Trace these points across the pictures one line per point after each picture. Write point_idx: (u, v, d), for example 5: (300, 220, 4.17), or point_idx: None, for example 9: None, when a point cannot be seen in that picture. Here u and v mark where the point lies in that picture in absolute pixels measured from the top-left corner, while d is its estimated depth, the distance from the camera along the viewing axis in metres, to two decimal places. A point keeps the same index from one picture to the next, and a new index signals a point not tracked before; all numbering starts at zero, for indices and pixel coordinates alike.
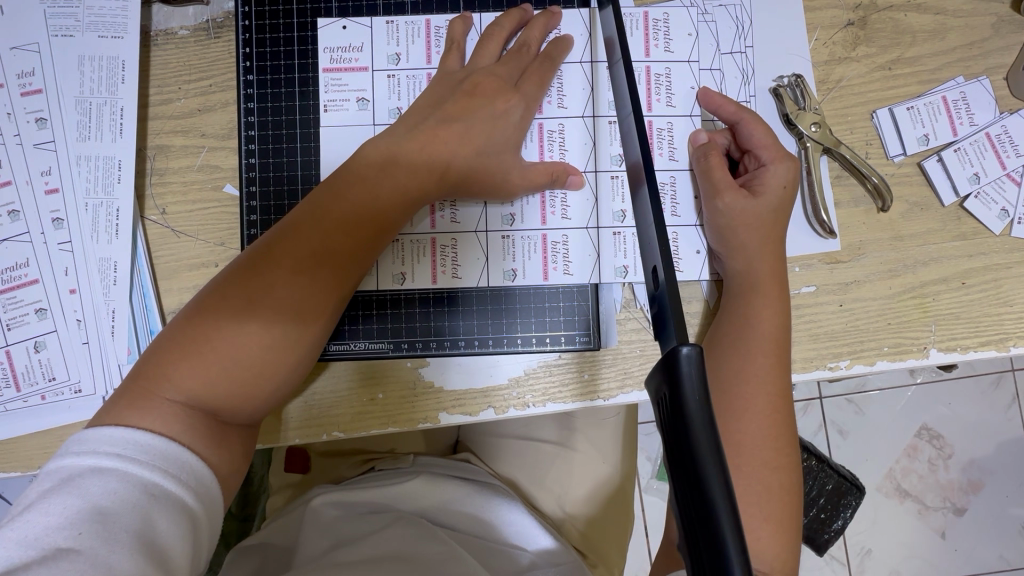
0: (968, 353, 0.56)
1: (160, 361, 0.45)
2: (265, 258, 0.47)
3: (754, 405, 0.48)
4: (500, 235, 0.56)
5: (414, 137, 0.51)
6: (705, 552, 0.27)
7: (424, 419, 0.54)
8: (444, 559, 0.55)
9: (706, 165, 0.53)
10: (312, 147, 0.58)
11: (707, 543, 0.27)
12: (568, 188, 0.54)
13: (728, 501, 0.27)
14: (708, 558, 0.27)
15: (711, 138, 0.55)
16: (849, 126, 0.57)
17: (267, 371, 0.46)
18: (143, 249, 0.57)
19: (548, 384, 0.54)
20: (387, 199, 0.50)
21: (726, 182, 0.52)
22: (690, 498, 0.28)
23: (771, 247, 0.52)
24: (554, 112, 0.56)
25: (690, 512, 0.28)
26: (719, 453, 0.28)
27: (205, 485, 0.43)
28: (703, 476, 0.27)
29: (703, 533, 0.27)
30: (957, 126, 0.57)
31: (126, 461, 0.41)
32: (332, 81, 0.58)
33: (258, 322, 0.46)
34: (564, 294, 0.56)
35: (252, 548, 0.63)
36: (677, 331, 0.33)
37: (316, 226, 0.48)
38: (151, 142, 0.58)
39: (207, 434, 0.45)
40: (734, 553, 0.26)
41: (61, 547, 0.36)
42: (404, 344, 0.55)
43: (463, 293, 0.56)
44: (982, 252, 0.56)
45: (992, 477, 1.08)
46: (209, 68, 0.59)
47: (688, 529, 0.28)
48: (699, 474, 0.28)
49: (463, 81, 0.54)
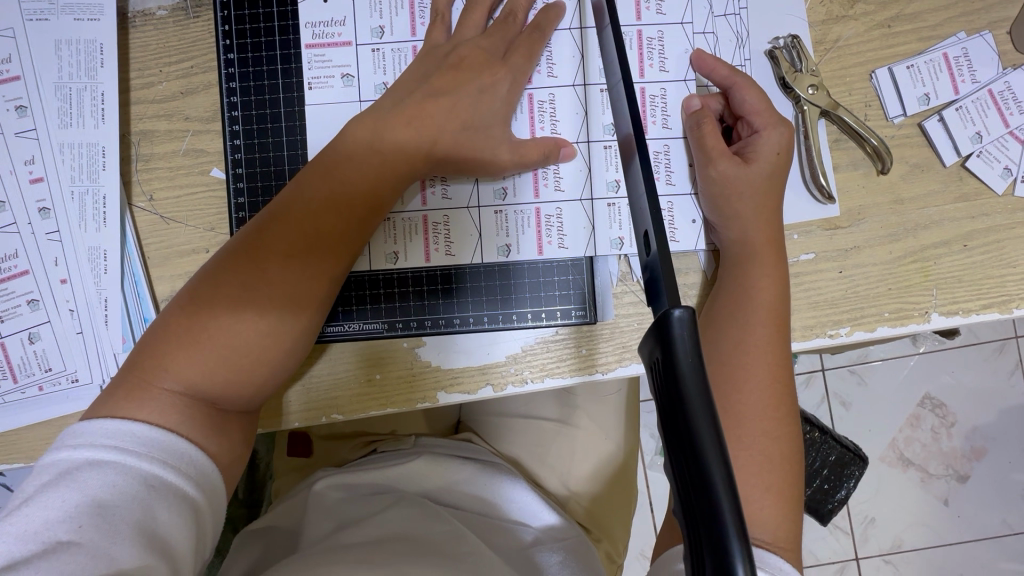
0: (970, 316, 0.55)
1: (156, 351, 0.45)
2: (255, 244, 0.47)
3: (754, 375, 0.48)
4: (493, 210, 0.55)
5: (400, 113, 0.50)
6: (700, 521, 0.26)
7: (423, 399, 0.54)
8: (447, 538, 0.55)
9: (699, 135, 0.52)
10: (297, 126, 0.57)
11: (702, 507, 0.26)
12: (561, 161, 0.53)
13: (722, 463, 0.27)
14: (704, 526, 0.26)
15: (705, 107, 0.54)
16: (847, 87, 0.56)
17: (264, 358, 0.46)
18: (133, 237, 0.56)
19: (546, 359, 0.54)
20: (376, 178, 0.49)
21: (719, 151, 0.51)
22: (684, 463, 0.27)
23: (769, 214, 0.51)
24: (544, 82, 0.55)
25: (685, 479, 0.27)
26: (714, 419, 0.27)
27: (205, 473, 0.43)
28: (698, 439, 0.27)
29: (698, 502, 0.26)
30: (959, 84, 0.56)
31: (122, 453, 0.40)
32: (314, 58, 0.56)
33: (252, 309, 0.45)
34: (558, 268, 0.55)
35: (257, 533, 0.63)
36: (669, 299, 0.32)
37: (305, 209, 0.47)
38: (135, 127, 0.57)
39: (206, 422, 0.44)
40: (731, 521, 0.25)
41: (61, 540, 0.37)
42: (398, 325, 0.55)
43: (456, 271, 0.55)
44: (984, 213, 0.55)
45: (995, 443, 1.09)
46: (190, 49, 0.57)
47: (683, 497, 0.28)
48: (695, 438, 0.27)
49: (449, 56, 0.52)
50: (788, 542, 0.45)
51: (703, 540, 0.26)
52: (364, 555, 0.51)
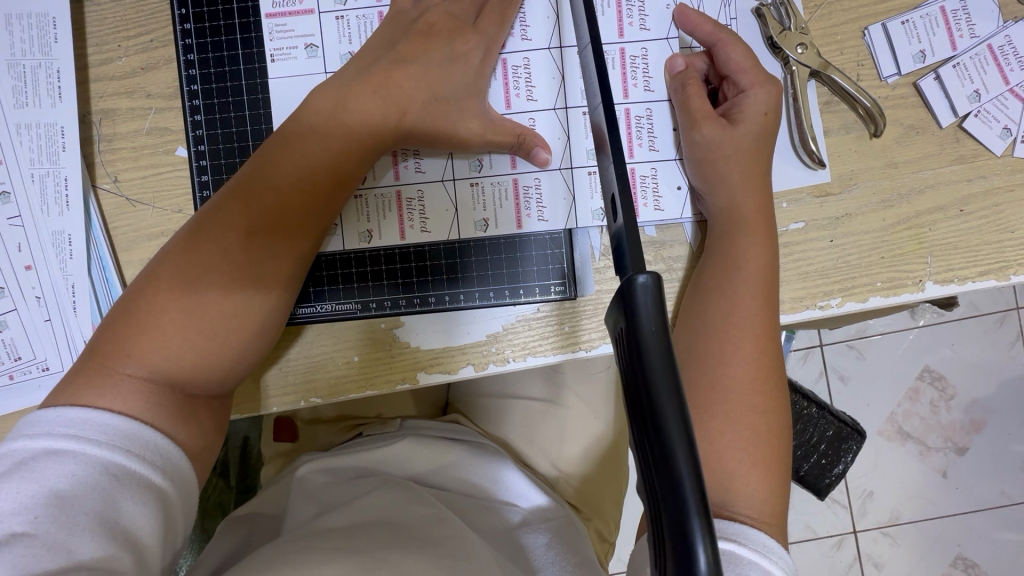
0: (966, 284, 0.53)
1: (117, 336, 0.43)
2: (215, 223, 0.45)
3: (739, 348, 0.46)
4: (469, 182, 0.52)
5: (365, 81, 0.47)
6: (661, 497, 0.25)
7: (403, 380, 0.53)
8: (432, 522, 0.55)
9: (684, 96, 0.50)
10: (260, 100, 0.54)
11: (664, 485, 0.25)
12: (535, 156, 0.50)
13: (685, 437, 0.25)
14: (665, 504, 0.25)
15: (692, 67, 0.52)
16: (839, 45, 0.53)
17: (230, 340, 0.45)
18: (98, 221, 0.54)
19: (527, 337, 0.53)
20: (341, 149, 0.46)
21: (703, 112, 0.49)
22: (646, 438, 0.26)
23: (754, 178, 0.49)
24: (517, 46, 0.52)
25: (647, 456, 0.26)
26: (678, 391, 0.26)
27: (173, 461, 0.42)
28: (659, 414, 0.25)
29: (659, 477, 0.25)
30: (957, 40, 0.53)
31: (80, 442, 0.39)
32: (276, 28, 0.54)
33: (215, 290, 0.44)
34: (536, 243, 0.53)
35: (241, 518, 0.62)
36: (633, 264, 0.30)
37: (267, 185, 0.45)
38: (95, 107, 0.55)
39: (173, 408, 0.43)
40: (694, 499, 0.24)
41: (17, 532, 0.36)
42: (372, 304, 0.53)
43: (432, 248, 0.53)
44: (982, 175, 0.53)
45: (994, 415, 1.07)
46: (148, 21, 0.55)
47: (644, 472, 0.26)
48: (657, 413, 0.26)
49: (415, 22, 0.50)
50: (775, 517, 0.44)
51: (664, 518, 0.25)
52: (344, 540, 0.50)
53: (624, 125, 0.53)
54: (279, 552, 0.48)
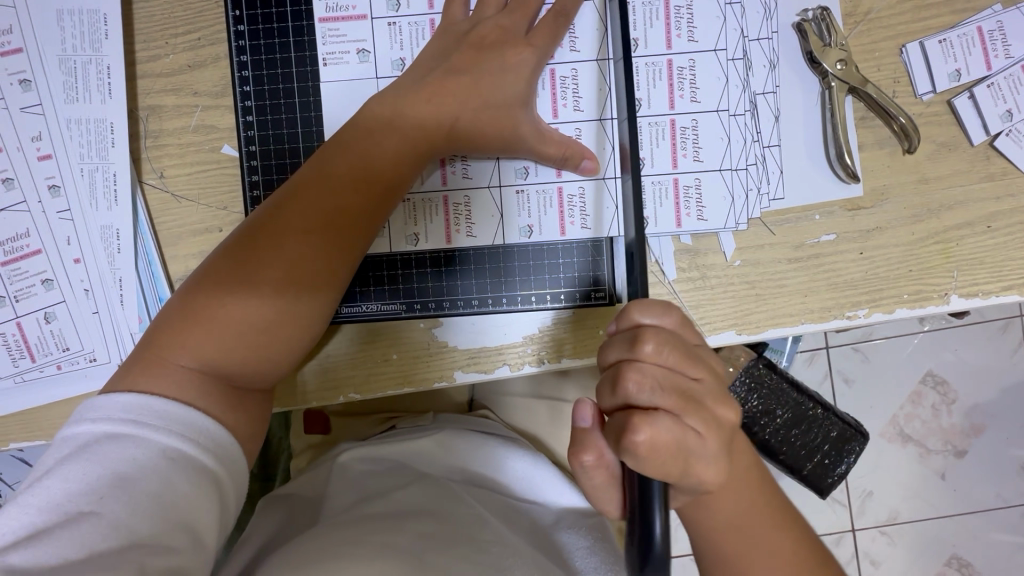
0: (988, 299, 0.55)
1: (172, 327, 0.45)
2: (270, 222, 0.46)
3: (752, 533, 0.45)
4: (514, 190, 0.53)
5: (420, 90, 0.49)
6: (636, 495, 0.40)
7: (439, 377, 0.54)
8: (473, 521, 0.58)
9: (611, 376, 0.42)
10: (310, 102, 0.55)
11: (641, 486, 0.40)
12: (581, 172, 0.52)
13: None
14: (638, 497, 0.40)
15: (598, 459, 0.44)
16: (876, 62, 0.54)
17: (280, 336, 0.46)
18: (145, 216, 0.55)
19: (561, 339, 0.54)
20: (393, 155, 0.48)
21: (621, 356, 0.42)
22: None
23: (706, 388, 0.42)
24: (566, 57, 0.52)
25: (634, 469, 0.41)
26: None
27: (224, 446, 0.43)
28: None
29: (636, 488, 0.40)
30: (991, 59, 0.54)
31: (139, 426, 0.41)
32: (328, 32, 0.55)
33: (267, 288, 0.45)
34: (577, 250, 0.54)
35: (279, 498, 0.65)
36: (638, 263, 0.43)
37: (322, 186, 0.47)
38: (143, 103, 0.55)
39: (223, 398, 0.45)
40: (658, 495, 0.40)
41: (82, 511, 0.38)
42: (415, 305, 0.54)
43: (473, 252, 0.54)
44: (1009, 193, 0.54)
45: (994, 420, 1.10)
46: (196, 20, 0.55)
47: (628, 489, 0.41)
48: None
49: (467, 35, 0.51)
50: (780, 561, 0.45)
51: (636, 505, 0.40)
52: (394, 537, 0.53)
53: (669, 136, 0.54)
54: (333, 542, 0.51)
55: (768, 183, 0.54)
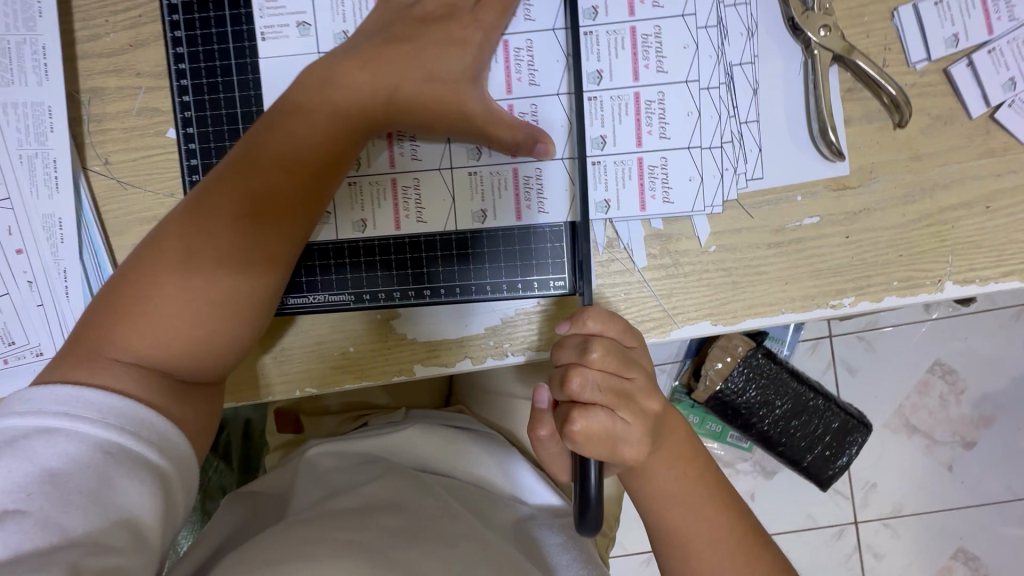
0: (986, 285, 0.51)
1: (102, 322, 0.42)
2: (202, 207, 0.43)
3: (687, 503, 0.47)
4: (466, 171, 0.50)
5: (354, 56, 0.46)
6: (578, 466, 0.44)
7: (399, 372, 0.52)
8: (441, 520, 0.56)
9: (559, 374, 0.44)
10: (249, 80, 0.52)
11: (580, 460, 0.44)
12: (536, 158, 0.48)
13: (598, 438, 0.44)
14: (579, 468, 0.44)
15: (551, 432, 0.49)
16: (864, 28, 0.50)
17: (219, 326, 0.43)
18: (89, 204, 0.53)
19: (526, 332, 0.51)
20: (330, 130, 0.45)
21: (570, 360, 0.44)
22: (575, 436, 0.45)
23: (640, 383, 0.45)
24: (520, 27, 0.49)
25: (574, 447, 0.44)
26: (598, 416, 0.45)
27: (170, 439, 0.41)
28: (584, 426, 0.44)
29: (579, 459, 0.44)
30: (994, 22, 0.49)
31: (75, 420, 0.38)
32: (266, 4, 0.51)
33: (202, 275, 0.42)
34: (534, 235, 0.50)
35: (244, 496, 0.64)
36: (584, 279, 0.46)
37: (256, 166, 0.44)
38: (83, 85, 0.53)
39: (163, 393, 0.42)
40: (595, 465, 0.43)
41: (9, 510, 0.35)
42: (365, 296, 0.51)
43: (426, 240, 0.51)
44: (1011, 170, 0.50)
45: (1004, 411, 1.05)
46: None
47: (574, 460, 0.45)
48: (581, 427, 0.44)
49: (411, 6, 0.48)
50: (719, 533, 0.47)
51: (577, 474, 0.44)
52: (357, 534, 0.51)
53: (633, 113, 0.50)
54: (289, 543, 0.49)
55: (745, 162, 0.50)
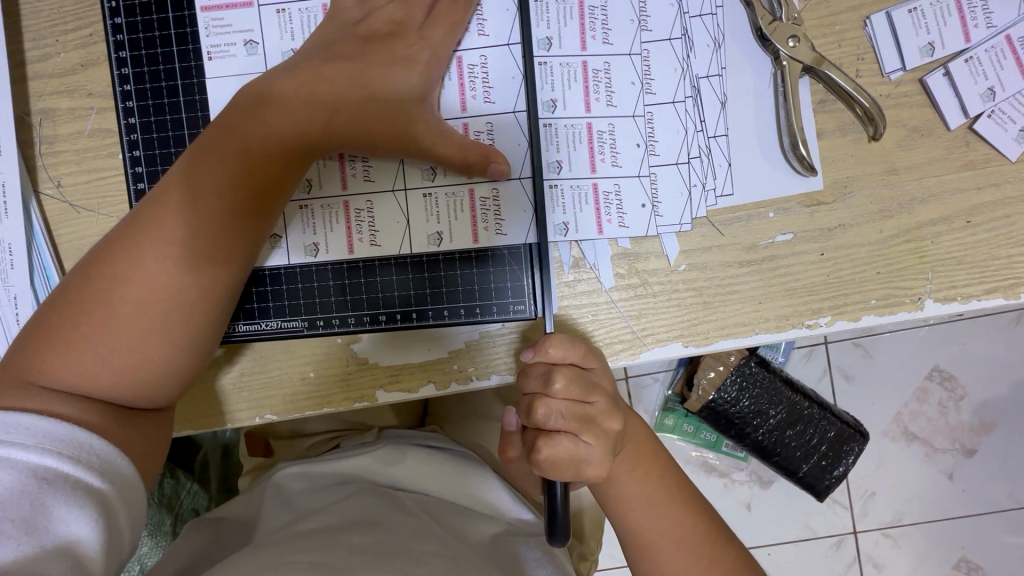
0: (969, 302, 0.48)
1: (30, 350, 0.41)
2: (132, 231, 0.42)
3: (651, 508, 0.46)
4: (421, 192, 0.48)
5: (293, 73, 0.44)
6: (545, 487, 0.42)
7: (360, 398, 0.50)
8: (409, 538, 0.54)
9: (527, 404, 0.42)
10: (197, 101, 0.51)
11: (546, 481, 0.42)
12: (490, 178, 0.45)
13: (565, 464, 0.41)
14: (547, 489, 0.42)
15: (519, 454, 0.49)
16: (836, 37, 0.48)
17: (154, 355, 0.42)
18: (41, 227, 0.51)
19: (491, 355, 0.49)
20: (268, 151, 0.43)
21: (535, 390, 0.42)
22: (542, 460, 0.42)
23: (603, 406, 0.42)
24: (473, 43, 0.47)
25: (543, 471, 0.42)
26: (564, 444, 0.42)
27: (113, 462, 0.39)
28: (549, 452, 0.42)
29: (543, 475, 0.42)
30: (970, 30, 0.47)
31: (6, 446, 0.36)
32: (212, 23, 0.50)
33: (132, 301, 0.41)
34: (492, 258, 0.49)
35: (207, 522, 0.62)
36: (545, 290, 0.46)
37: (189, 188, 0.42)
38: (34, 107, 0.51)
39: (102, 419, 0.40)
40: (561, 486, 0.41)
41: None
42: (319, 322, 0.49)
43: (381, 263, 0.49)
44: (991, 184, 0.48)
45: (1005, 418, 1.03)
46: (87, 15, 0.51)
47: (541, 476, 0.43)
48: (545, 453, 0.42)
49: (358, 26, 0.46)
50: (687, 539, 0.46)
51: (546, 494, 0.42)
52: (319, 555, 0.49)
53: (586, 142, 0.48)
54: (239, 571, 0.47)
55: (713, 178, 0.49)
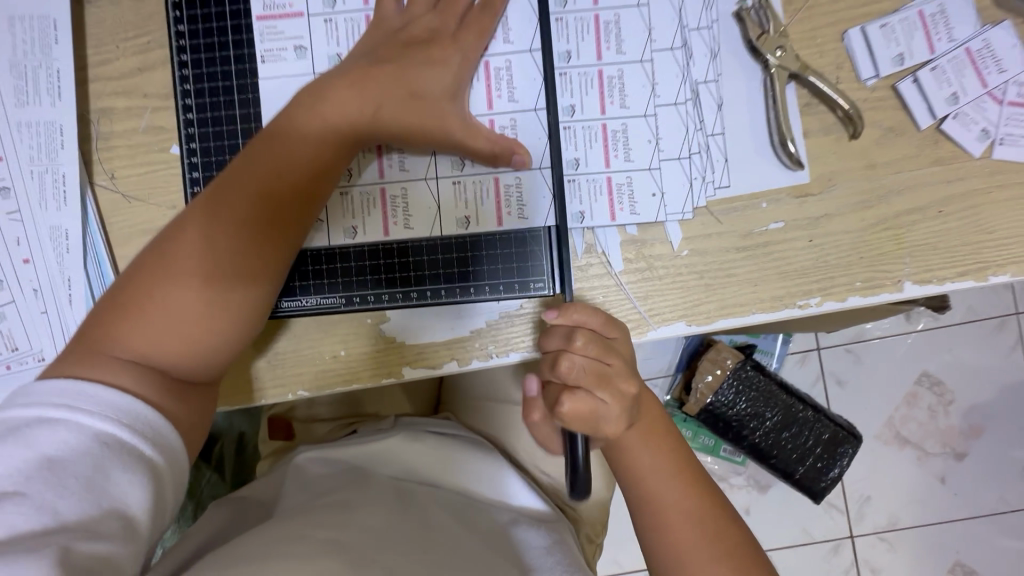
0: (944, 284, 0.54)
1: (101, 322, 0.45)
2: (198, 214, 0.46)
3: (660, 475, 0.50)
4: (451, 181, 0.53)
5: (342, 76, 0.50)
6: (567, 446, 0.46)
7: (388, 374, 0.54)
8: (419, 528, 0.57)
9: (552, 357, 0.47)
10: (250, 99, 0.56)
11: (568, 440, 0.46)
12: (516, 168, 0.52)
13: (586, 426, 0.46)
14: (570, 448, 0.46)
15: (543, 417, 0.51)
16: (818, 49, 0.54)
17: (211, 327, 0.46)
18: (94, 215, 0.56)
19: (510, 333, 0.54)
20: (318, 144, 0.48)
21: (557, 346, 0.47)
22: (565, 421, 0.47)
23: (620, 369, 0.47)
24: (500, 49, 0.53)
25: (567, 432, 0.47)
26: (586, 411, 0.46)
27: (164, 434, 0.43)
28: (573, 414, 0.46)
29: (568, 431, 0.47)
30: (935, 43, 0.54)
31: (75, 412, 0.40)
32: (266, 30, 0.55)
33: (196, 280, 0.45)
34: (515, 241, 0.53)
35: (230, 500, 0.64)
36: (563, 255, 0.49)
37: (249, 176, 0.47)
38: (94, 106, 0.56)
39: (159, 387, 0.44)
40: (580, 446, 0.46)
41: (7, 492, 0.37)
42: (355, 299, 0.53)
43: (413, 245, 0.54)
44: (960, 177, 0.53)
45: (992, 421, 1.07)
46: (146, 24, 0.57)
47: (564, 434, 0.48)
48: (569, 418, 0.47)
49: (397, 33, 0.52)
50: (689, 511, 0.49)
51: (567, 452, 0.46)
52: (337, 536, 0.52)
53: (600, 140, 0.54)
54: (269, 538, 0.51)
55: (713, 171, 0.54)
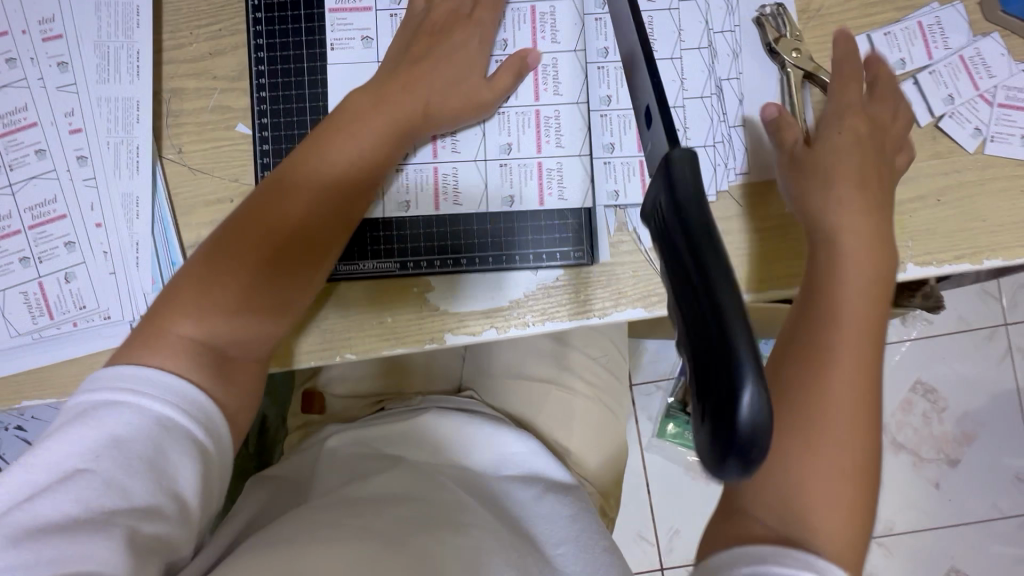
0: (942, 267, 0.59)
1: (152, 320, 0.49)
2: (245, 222, 0.51)
3: None
4: (498, 162, 0.59)
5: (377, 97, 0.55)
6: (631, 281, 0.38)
7: (432, 339, 0.58)
8: (448, 506, 0.59)
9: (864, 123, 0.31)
10: (319, 80, 0.61)
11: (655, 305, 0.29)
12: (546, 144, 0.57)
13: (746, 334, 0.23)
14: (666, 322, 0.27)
15: None
16: (828, 52, 0.60)
17: (254, 324, 0.50)
18: (162, 185, 0.60)
19: (546, 303, 0.58)
20: (356, 159, 0.54)
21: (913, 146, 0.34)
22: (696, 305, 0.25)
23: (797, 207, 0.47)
24: (547, 47, 0.59)
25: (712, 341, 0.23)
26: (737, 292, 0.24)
27: (213, 419, 0.46)
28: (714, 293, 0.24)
29: (710, 366, 0.24)
30: (931, 50, 0.60)
31: (138, 396, 0.44)
32: (337, 20, 0.61)
33: (242, 283, 0.50)
34: (558, 213, 0.58)
35: (267, 479, 0.68)
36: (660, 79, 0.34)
37: (292, 188, 0.52)
38: (167, 86, 0.61)
39: (211, 372, 0.48)
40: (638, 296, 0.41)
41: (77, 468, 0.41)
42: (409, 264, 0.58)
43: (463, 216, 0.59)
44: (956, 170, 0.59)
45: (984, 429, 1.12)
46: (219, 13, 0.62)
47: (698, 376, 0.25)
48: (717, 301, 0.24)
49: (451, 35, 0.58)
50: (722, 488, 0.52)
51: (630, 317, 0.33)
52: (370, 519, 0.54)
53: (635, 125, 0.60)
54: (312, 522, 0.53)
55: (735, 159, 0.59)
